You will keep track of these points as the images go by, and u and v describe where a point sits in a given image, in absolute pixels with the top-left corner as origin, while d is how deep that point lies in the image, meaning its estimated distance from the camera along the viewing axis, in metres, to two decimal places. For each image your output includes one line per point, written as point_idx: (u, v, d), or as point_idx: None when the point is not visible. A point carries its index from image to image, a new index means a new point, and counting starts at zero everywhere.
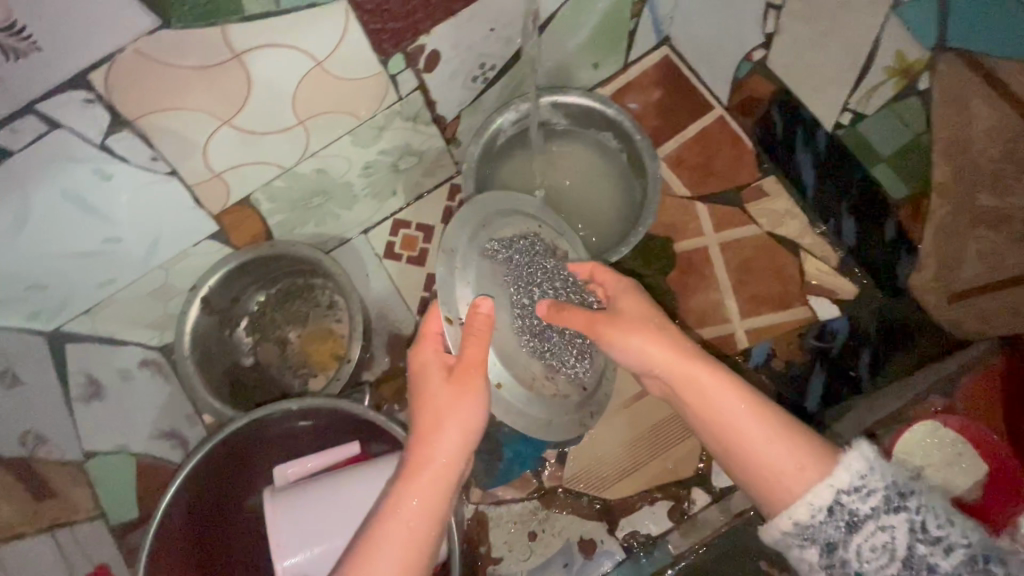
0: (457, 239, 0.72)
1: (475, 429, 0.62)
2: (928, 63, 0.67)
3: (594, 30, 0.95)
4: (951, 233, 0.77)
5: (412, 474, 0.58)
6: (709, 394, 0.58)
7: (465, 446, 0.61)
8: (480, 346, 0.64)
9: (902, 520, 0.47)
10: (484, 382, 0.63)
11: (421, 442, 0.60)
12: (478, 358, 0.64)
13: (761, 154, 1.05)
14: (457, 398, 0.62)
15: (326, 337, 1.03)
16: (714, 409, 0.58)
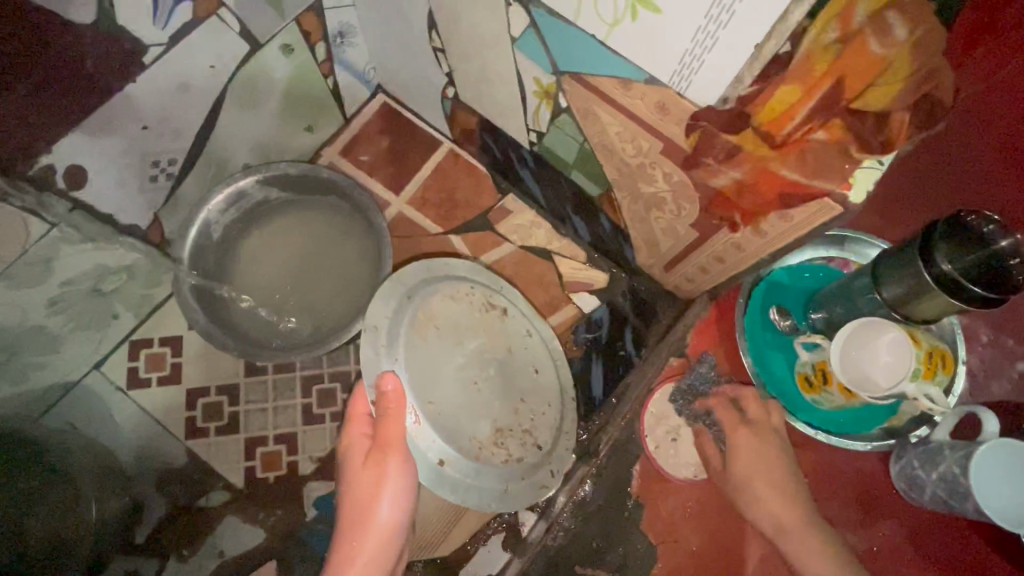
0: (379, 318, 0.76)
1: (403, 507, 0.69)
2: (557, 86, 0.73)
3: (284, 99, 0.93)
4: (638, 218, 0.87)
5: (347, 549, 0.67)
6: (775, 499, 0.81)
7: (398, 513, 0.69)
8: (397, 422, 0.69)
9: None
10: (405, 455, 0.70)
11: (353, 519, 0.68)
12: (397, 436, 0.69)
13: (496, 176, 1.11)
14: (378, 473, 0.68)
15: (60, 511, 0.80)
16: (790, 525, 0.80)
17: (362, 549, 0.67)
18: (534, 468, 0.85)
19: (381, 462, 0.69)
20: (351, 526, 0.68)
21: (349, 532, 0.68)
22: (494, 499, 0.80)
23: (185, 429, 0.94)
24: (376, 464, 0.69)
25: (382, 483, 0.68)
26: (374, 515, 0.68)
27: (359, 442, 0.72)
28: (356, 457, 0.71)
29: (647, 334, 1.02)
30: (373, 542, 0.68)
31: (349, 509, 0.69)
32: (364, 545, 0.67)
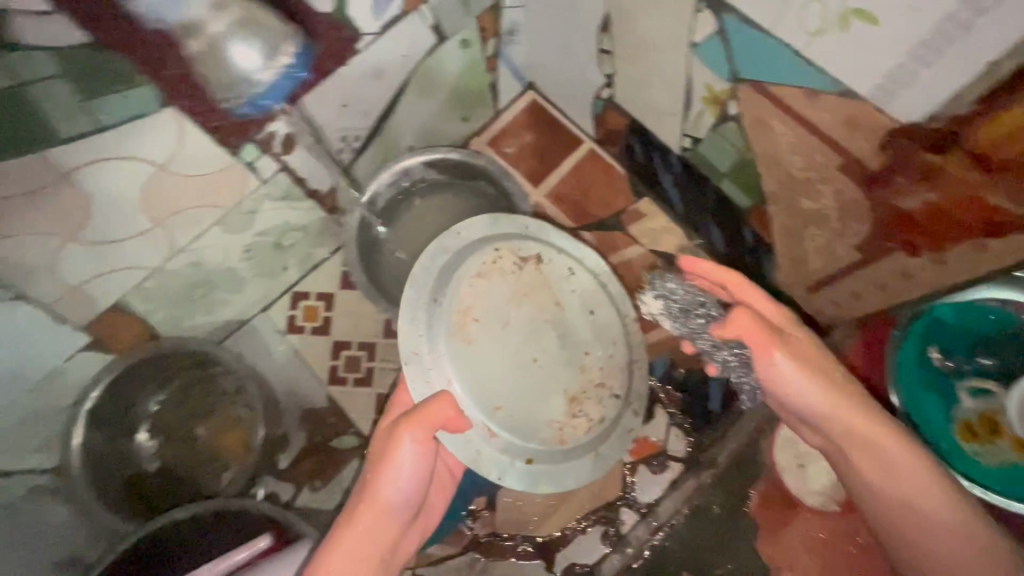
0: (418, 344, 0.78)
1: (395, 505, 0.69)
2: (731, 93, 0.73)
3: (451, 89, 1.00)
4: (790, 233, 0.85)
5: (349, 518, 0.67)
6: (892, 464, 0.70)
7: (403, 493, 0.69)
8: (434, 415, 0.69)
9: None
10: (429, 441, 0.69)
11: (364, 492, 0.68)
12: (427, 428, 0.69)
13: (633, 179, 1.12)
14: (389, 455, 0.69)
15: (231, 425, 1.00)
16: (899, 477, 0.70)
17: (362, 523, 0.67)
18: (616, 420, 0.88)
19: (399, 441, 0.68)
20: (363, 503, 0.68)
21: (354, 500, 0.69)
22: (587, 470, 0.85)
23: (328, 376, 1.06)
24: (397, 444, 0.68)
25: (397, 461, 0.68)
26: (380, 489, 0.68)
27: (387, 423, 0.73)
28: (381, 435, 0.72)
29: None
30: (368, 518, 0.67)
31: (366, 471, 0.70)
32: (359, 522, 0.67)
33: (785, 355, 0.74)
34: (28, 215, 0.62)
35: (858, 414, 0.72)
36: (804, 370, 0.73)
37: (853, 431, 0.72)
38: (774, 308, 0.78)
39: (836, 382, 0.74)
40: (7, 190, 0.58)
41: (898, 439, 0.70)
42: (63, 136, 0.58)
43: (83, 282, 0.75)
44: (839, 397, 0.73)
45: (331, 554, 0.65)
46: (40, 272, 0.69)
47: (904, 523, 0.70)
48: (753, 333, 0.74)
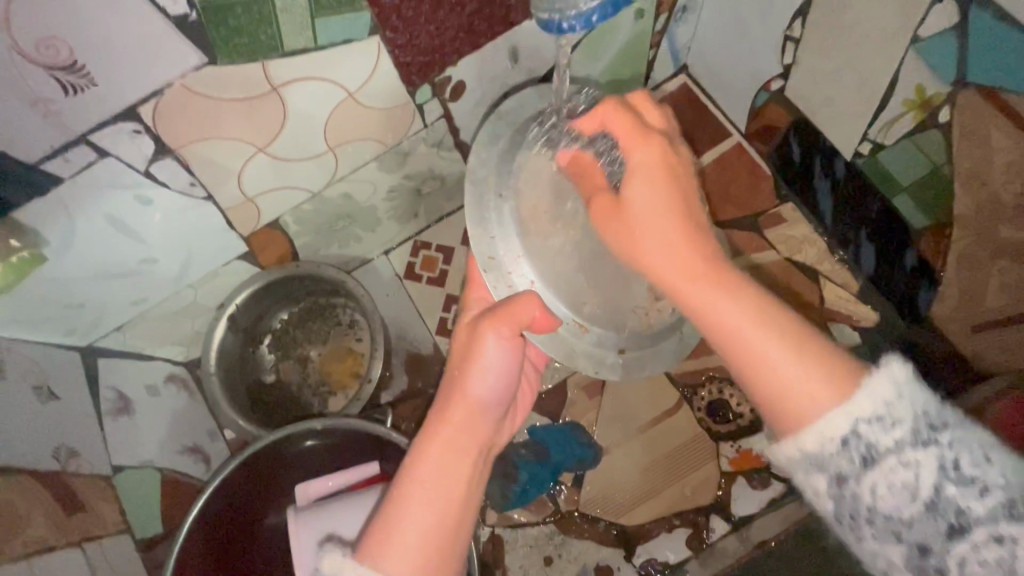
0: (493, 246, 0.71)
1: (490, 395, 0.54)
2: (948, 98, 0.69)
3: (613, 61, 0.95)
4: (971, 264, 0.79)
5: (441, 417, 0.52)
6: (716, 311, 0.46)
7: (495, 388, 0.54)
8: (524, 310, 0.56)
9: (931, 455, 0.40)
10: (513, 338, 0.55)
11: (448, 391, 0.54)
12: (518, 323, 0.56)
13: (778, 181, 1.06)
14: (476, 342, 0.55)
15: (345, 355, 1.04)
16: (714, 313, 0.46)
17: (450, 420, 0.52)
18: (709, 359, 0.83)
19: (483, 333, 0.55)
20: (442, 399, 0.54)
21: (436, 407, 0.54)
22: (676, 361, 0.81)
23: (436, 326, 1.08)
24: (482, 333, 0.55)
25: (481, 352, 0.54)
26: (470, 374, 0.54)
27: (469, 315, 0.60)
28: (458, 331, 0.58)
29: None
30: (462, 413, 0.52)
31: (449, 370, 0.56)
32: (444, 430, 0.51)
33: (699, 254, 0.48)
34: (234, 121, 0.65)
35: (750, 325, 0.45)
36: (665, 211, 0.49)
37: (721, 330, 0.46)
38: (657, 121, 0.54)
39: (706, 246, 0.48)
40: (228, 92, 0.61)
41: (766, 313, 0.45)
42: (287, 49, 0.60)
43: (255, 194, 0.78)
44: (701, 263, 0.47)
45: (422, 462, 0.49)
46: (228, 177, 0.73)
47: (790, 403, 0.44)
48: (628, 139, 0.52)
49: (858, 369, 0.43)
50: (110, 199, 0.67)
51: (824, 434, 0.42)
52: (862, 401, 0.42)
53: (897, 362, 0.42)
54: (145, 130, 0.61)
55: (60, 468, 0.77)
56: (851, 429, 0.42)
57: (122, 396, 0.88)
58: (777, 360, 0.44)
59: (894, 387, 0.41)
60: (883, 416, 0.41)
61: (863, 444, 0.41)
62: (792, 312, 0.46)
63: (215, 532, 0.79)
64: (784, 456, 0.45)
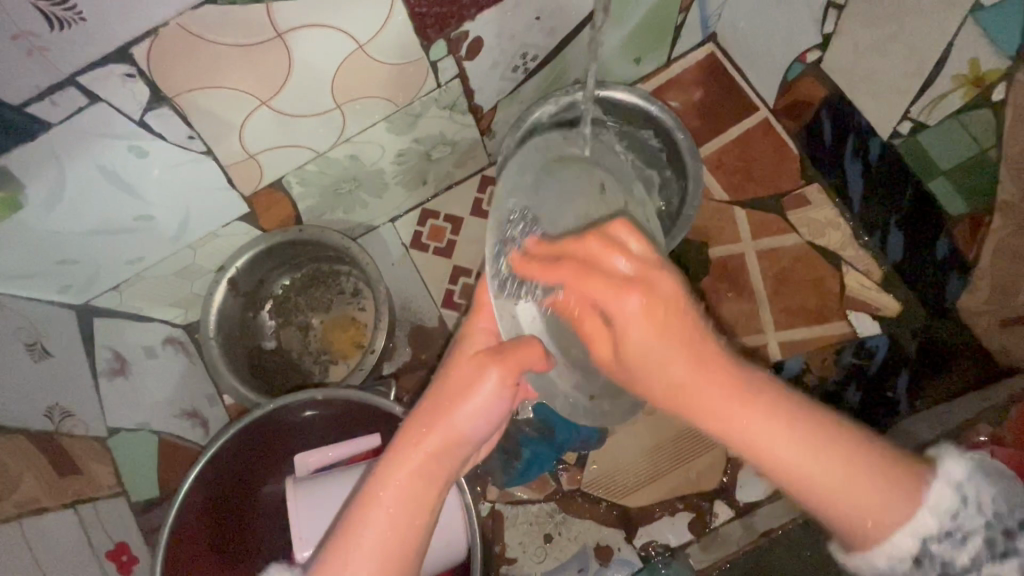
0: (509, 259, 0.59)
1: (473, 432, 0.51)
2: (1005, 73, 0.64)
3: (638, 24, 0.90)
4: (1008, 255, 0.75)
5: (411, 439, 0.50)
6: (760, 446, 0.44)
7: (483, 426, 0.51)
8: (525, 355, 0.52)
9: (1010, 566, 0.43)
10: (511, 386, 0.52)
11: (427, 409, 0.51)
12: (517, 368, 0.52)
13: (805, 161, 1.00)
14: (476, 378, 0.51)
15: (348, 324, 1.01)
16: (772, 458, 0.44)
17: (420, 445, 0.50)
18: None
19: (483, 368, 0.51)
20: (422, 414, 0.51)
21: (411, 424, 0.51)
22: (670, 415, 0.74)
23: (442, 298, 1.05)
24: (480, 372, 0.51)
25: (476, 391, 0.51)
26: (456, 403, 0.51)
27: (469, 347, 0.55)
28: (456, 359, 0.54)
29: (926, 386, 0.90)
30: (439, 443, 0.50)
31: (431, 391, 0.53)
32: (420, 451, 0.50)
33: (733, 392, 0.45)
34: (236, 69, 0.60)
35: (802, 456, 0.44)
36: (696, 371, 0.46)
37: (773, 468, 0.45)
38: (629, 261, 0.49)
39: (735, 372, 0.46)
40: (228, 37, 0.56)
41: (826, 447, 0.44)
42: None
43: (258, 152, 0.74)
44: (735, 390, 0.45)
45: (385, 484, 0.49)
46: (229, 132, 0.68)
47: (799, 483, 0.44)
48: (607, 295, 0.48)
49: (917, 479, 0.44)
50: (103, 149, 0.63)
51: (893, 554, 0.44)
52: (929, 517, 0.44)
53: (955, 458, 0.45)
54: (138, 75, 0.56)
55: (53, 429, 0.76)
56: (922, 549, 0.44)
57: (119, 356, 0.86)
58: (839, 491, 0.44)
59: (957, 492, 0.44)
60: (953, 529, 0.44)
61: (939, 563, 0.44)
62: (851, 430, 0.45)
63: (211, 501, 0.77)
64: (853, 565, 0.46)
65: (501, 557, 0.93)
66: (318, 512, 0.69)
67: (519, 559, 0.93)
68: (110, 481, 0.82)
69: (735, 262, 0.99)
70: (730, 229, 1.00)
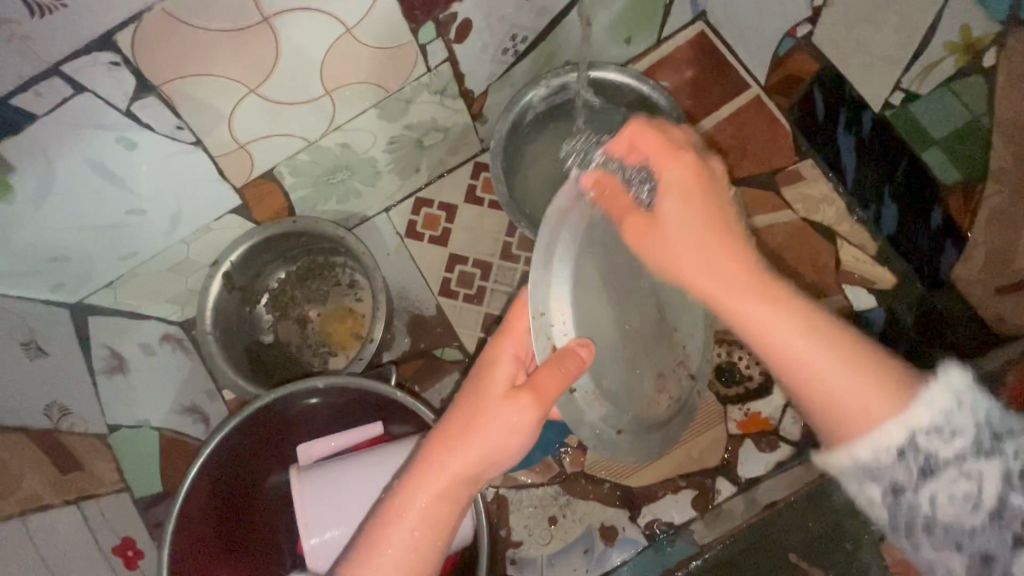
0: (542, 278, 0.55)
1: (502, 458, 0.50)
2: (996, 39, 0.65)
3: (628, 4, 0.90)
4: (1003, 222, 0.75)
5: (436, 466, 0.49)
6: (781, 340, 0.46)
7: (510, 454, 0.50)
8: (561, 378, 0.51)
9: (995, 467, 0.40)
10: (542, 417, 0.51)
11: (453, 433, 0.50)
12: (551, 398, 0.50)
13: (798, 137, 1.01)
14: (506, 411, 0.49)
15: (346, 315, 1.01)
16: (796, 355, 0.45)
17: (446, 471, 0.49)
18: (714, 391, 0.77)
19: (516, 404, 0.49)
20: (450, 435, 0.50)
21: (437, 452, 0.50)
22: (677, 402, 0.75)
23: (440, 286, 1.05)
24: (512, 403, 0.50)
25: (505, 423, 0.49)
26: (482, 431, 0.49)
27: (496, 385, 0.51)
28: (486, 393, 0.51)
29: (922, 356, 0.91)
30: (466, 470, 0.49)
31: (457, 414, 0.51)
32: (444, 478, 0.49)
33: (753, 279, 0.49)
34: (224, 56, 0.60)
35: (803, 339, 0.45)
36: (698, 216, 0.52)
37: (776, 351, 0.46)
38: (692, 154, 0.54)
39: (764, 272, 0.49)
40: (215, 22, 0.56)
41: (830, 335, 0.45)
42: None
43: (248, 141, 0.73)
44: (733, 249, 0.51)
45: (408, 503, 0.49)
46: (218, 121, 0.67)
47: (824, 390, 0.44)
48: (660, 155, 0.54)
49: (915, 380, 0.43)
50: (92, 142, 0.63)
51: (880, 445, 0.42)
52: (921, 412, 0.42)
53: (956, 365, 0.43)
54: (124, 63, 0.55)
55: (53, 426, 0.75)
56: (907, 439, 0.42)
57: (116, 354, 0.85)
58: (833, 371, 0.44)
59: (954, 395, 0.42)
60: (942, 426, 0.41)
61: (923, 454, 0.41)
62: (860, 338, 0.46)
63: (214, 496, 0.77)
64: (838, 465, 0.45)
65: (507, 541, 0.94)
66: (322, 500, 0.69)
67: (524, 542, 0.93)
68: (113, 477, 0.82)
69: None
70: None
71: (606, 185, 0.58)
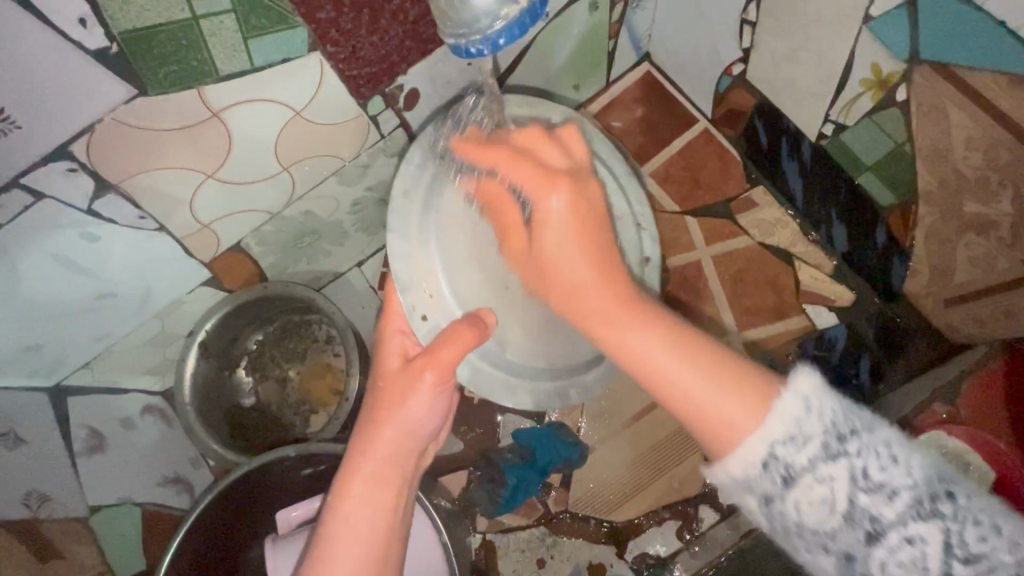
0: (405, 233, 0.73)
1: (416, 432, 0.56)
2: (904, 75, 0.69)
3: (572, 54, 0.94)
4: (939, 240, 0.79)
5: (360, 455, 0.55)
6: (667, 375, 0.46)
7: (428, 420, 0.57)
8: (455, 348, 0.58)
9: (935, 529, 0.39)
10: (445, 383, 0.57)
11: (372, 420, 0.56)
12: (450, 362, 0.57)
13: (747, 163, 1.04)
14: (409, 386, 0.56)
15: (324, 372, 1.01)
16: (665, 386, 0.47)
17: (370, 455, 0.55)
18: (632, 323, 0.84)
19: (416, 375, 0.56)
20: (366, 428, 0.56)
21: (358, 441, 0.56)
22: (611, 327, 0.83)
23: None
24: (410, 375, 0.57)
25: (409, 397, 0.56)
26: (396, 408, 0.56)
27: (392, 364, 0.59)
28: (387, 373, 0.58)
29: (888, 370, 0.93)
30: (387, 449, 0.55)
31: (367, 412, 0.57)
32: (371, 459, 0.54)
33: (617, 302, 0.49)
34: (179, 150, 0.63)
35: (651, 343, 0.47)
36: (615, 303, 0.49)
37: (641, 367, 0.48)
38: (563, 157, 0.54)
39: (620, 282, 0.51)
40: (165, 123, 0.59)
41: (685, 347, 0.47)
42: (223, 74, 0.58)
43: (211, 221, 0.76)
44: (624, 302, 0.49)
45: (344, 499, 0.53)
46: (178, 205, 0.71)
47: (711, 428, 0.44)
48: (538, 186, 0.52)
49: (772, 392, 0.44)
50: (56, 239, 0.66)
51: (817, 502, 0.41)
52: (779, 424, 0.42)
53: (807, 372, 0.42)
54: (80, 168, 0.59)
55: (31, 516, 0.81)
56: (768, 453, 0.42)
57: (96, 434, 0.87)
58: (697, 390, 0.46)
59: (828, 415, 0.41)
60: (796, 434, 0.41)
61: (781, 465, 0.41)
62: (697, 337, 0.48)
63: (196, 568, 0.78)
64: (717, 481, 0.45)
65: None
66: None
67: None
68: (94, 560, 0.86)
69: (691, 269, 1.02)
70: (684, 238, 1.03)
71: (489, 187, 0.61)
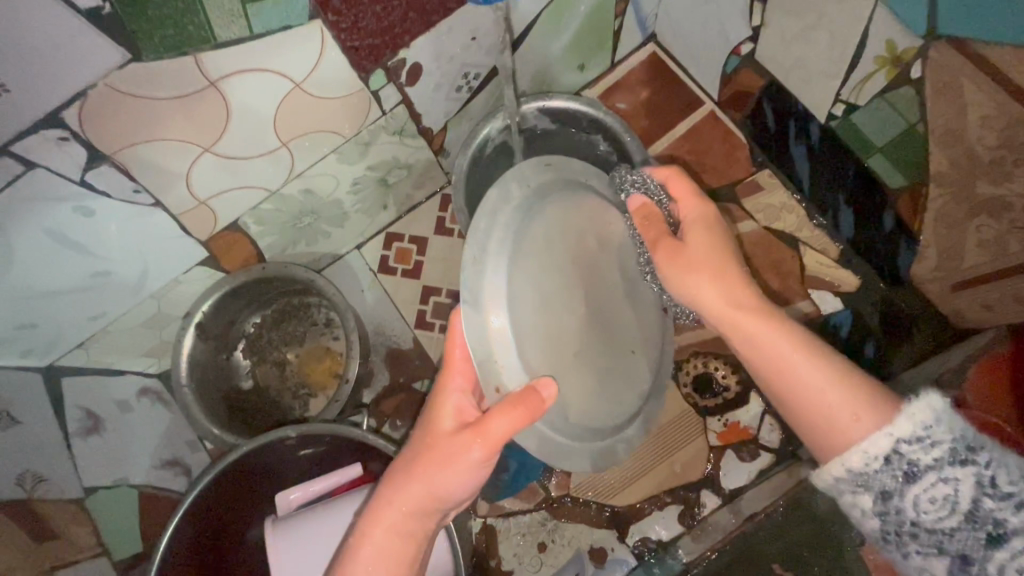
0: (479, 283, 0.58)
1: (446, 496, 0.53)
2: (919, 52, 0.68)
3: (578, 32, 0.92)
4: (949, 223, 0.78)
5: (387, 504, 0.53)
6: (804, 387, 0.53)
7: (465, 486, 0.54)
8: (508, 423, 0.52)
9: None
10: (490, 458, 0.53)
11: (408, 470, 0.53)
12: (499, 440, 0.53)
13: (753, 148, 1.02)
14: (456, 453, 0.52)
15: (323, 356, 1.00)
16: (808, 397, 0.52)
17: (397, 509, 0.53)
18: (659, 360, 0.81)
19: (463, 445, 0.52)
20: (402, 474, 0.54)
21: (387, 491, 0.54)
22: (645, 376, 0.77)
23: (415, 319, 1.05)
24: (456, 441, 0.53)
25: (455, 462, 0.52)
26: (435, 472, 0.52)
27: (443, 423, 0.55)
28: (436, 429, 0.54)
29: (891, 355, 0.93)
30: (415, 506, 0.53)
31: (409, 450, 0.55)
32: (396, 514, 0.53)
33: (764, 326, 0.56)
34: (174, 121, 0.61)
35: (806, 363, 0.53)
36: (754, 325, 0.56)
37: (789, 380, 0.54)
38: (699, 205, 0.62)
39: (754, 299, 0.58)
40: (159, 91, 0.57)
41: (831, 369, 0.53)
42: (220, 41, 0.56)
43: (208, 198, 0.74)
44: (772, 326, 0.55)
45: (362, 548, 0.52)
46: (174, 180, 0.69)
47: (835, 427, 0.50)
48: (687, 201, 0.63)
49: (898, 406, 0.49)
50: (49, 213, 0.64)
51: (868, 454, 0.48)
52: (903, 424, 0.47)
53: (933, 399, 0.47)
54: (73, 137, 0.57)
55: (26, 496, 0.79)
56: (893, 449, 0.47)
57: (91, 415, 0.85)
58: (823, 391, 0.52)
59: (933, 414, 0.46)
60: (924, 437, 0.46)
61: (905, 461, 0.46)
62: (848, 371, 0.53)
63: (193, 549, 0.77)
64: (831, 478, 0.50)
65: (498, 571, 0.93)
66: (300, 555, 0.69)
67: (515, 571, 0.93)
68: (90, 542, 0.85)
69: None
70: None
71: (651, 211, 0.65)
